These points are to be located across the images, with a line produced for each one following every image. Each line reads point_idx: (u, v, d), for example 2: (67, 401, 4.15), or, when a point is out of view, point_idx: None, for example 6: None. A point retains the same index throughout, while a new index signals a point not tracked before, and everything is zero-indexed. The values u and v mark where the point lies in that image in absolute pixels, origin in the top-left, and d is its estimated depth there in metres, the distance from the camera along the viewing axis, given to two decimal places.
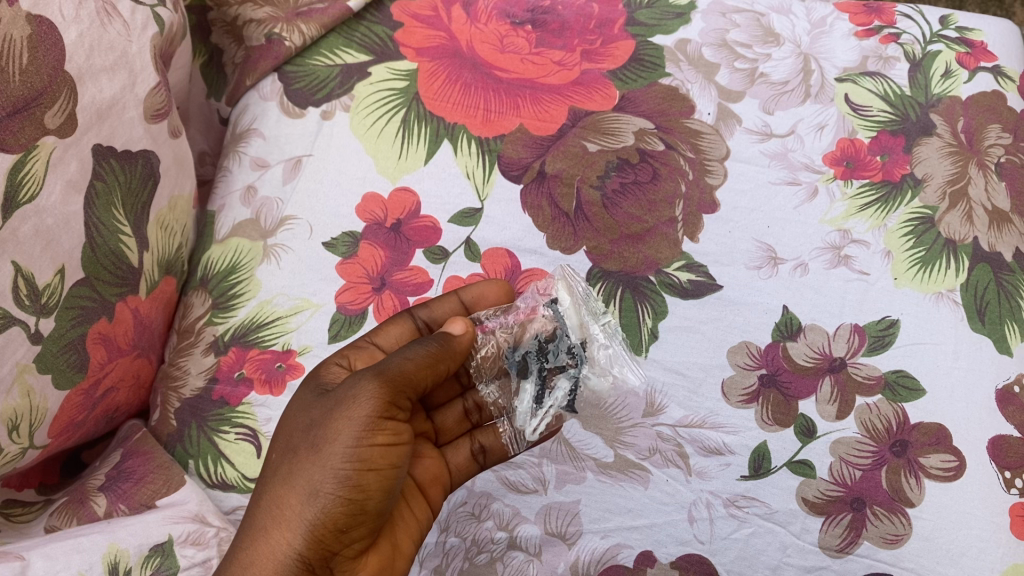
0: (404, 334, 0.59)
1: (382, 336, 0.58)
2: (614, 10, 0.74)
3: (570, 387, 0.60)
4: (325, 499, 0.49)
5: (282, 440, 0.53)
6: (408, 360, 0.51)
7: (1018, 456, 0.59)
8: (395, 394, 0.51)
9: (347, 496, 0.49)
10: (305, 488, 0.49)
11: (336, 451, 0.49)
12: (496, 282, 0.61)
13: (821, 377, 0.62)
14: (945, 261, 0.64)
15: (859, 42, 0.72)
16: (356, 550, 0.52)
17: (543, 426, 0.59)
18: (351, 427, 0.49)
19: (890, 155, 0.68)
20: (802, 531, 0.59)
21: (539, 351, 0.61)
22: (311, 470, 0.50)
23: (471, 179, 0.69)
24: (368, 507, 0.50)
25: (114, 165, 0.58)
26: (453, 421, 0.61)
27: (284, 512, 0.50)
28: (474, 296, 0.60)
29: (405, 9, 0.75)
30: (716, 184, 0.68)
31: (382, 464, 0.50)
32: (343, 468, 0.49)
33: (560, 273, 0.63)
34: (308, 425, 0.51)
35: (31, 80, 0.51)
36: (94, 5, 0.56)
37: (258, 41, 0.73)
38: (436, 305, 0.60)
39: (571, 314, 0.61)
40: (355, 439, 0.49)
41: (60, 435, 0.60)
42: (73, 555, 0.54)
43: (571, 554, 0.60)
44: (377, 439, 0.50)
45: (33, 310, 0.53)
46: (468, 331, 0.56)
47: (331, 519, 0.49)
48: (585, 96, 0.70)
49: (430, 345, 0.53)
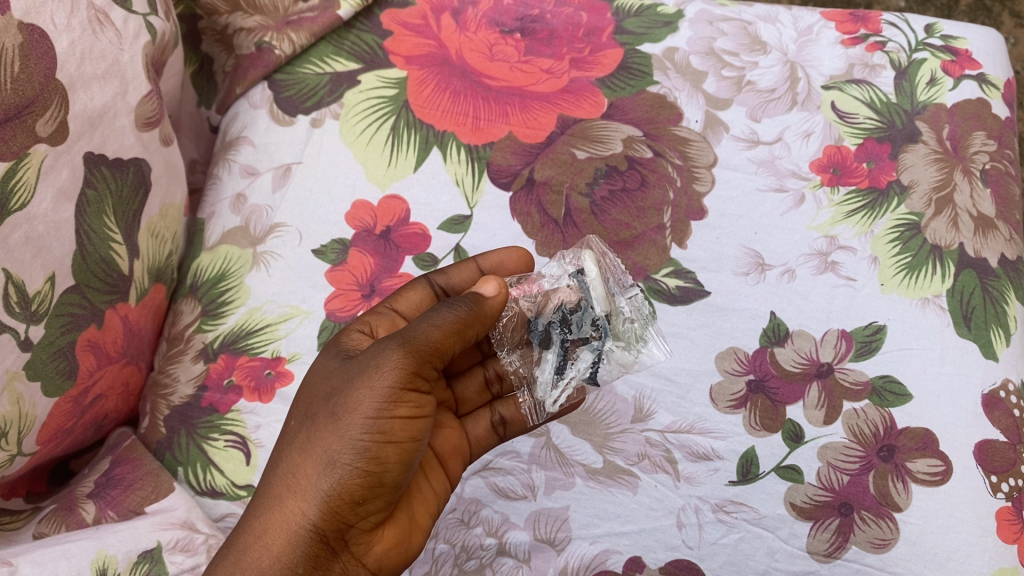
0: (424, 300, 0.58)
1: (403, 304, 0.58)
2: (602, 18, 0.75)
3: (593, 359, 0.60)
4: (342, 470, 0.48)
5: (302, 407, 0.52)
6: (434, 328, 0.50)
7: (1004, 460, 0.59)
8: (419, 364, 0.50)
9: (365, 468, 0.48)
10: (322, 458, 0.49)
11: (356, 421, 0.49)
12: (518, 250, 0.61)
13: (808, 382, 0.62)
14: (930, 268, 0.64)
15: (845, 51, 0.73)
16: (371, 522, 0.51)
17: (565, 398, 0.60)
18: (373, 397, 0.49)
19: (877, 162, 0.68)
20: (790, 536, 0.59)
21: (562, 322, 0.61)
22: (330, 439, 0.49)
23: (460, 186, 0.69)
24: (385, 480, 0.49)
25: (104, 173, 0.58)
26: (474, 391, 0.62)
27: (300, 481, 0.49)
28: (493, 265, 0.60)
29: (395, 18, 0.76)
30: (704, 191, 0.68)
31: (401, 436, 0.49)
32: (362, 439, 0.48)
33: (589, 244, 0.63)
34: (329, 393, 0.51)
35: (22, 88, 0.51)
36: (87, 12, 0.56)
37: (247, 49, 0.73)
38: (454, 271, 0.59)
39: (597, 286, 0.60)
40: (376, 409, 0.48)
41: (49, 441, 0.59)
42: (60, 561, 0.54)
43: (560, 560, 0.60)
44: (398, 411, 0.49)
45: (23, 317, 0.53)
46: (501, 292, 0.54)
47: (347, 491, 0.48)
48: (574, 103, 0.71)
49: (459, 311, 0.51)
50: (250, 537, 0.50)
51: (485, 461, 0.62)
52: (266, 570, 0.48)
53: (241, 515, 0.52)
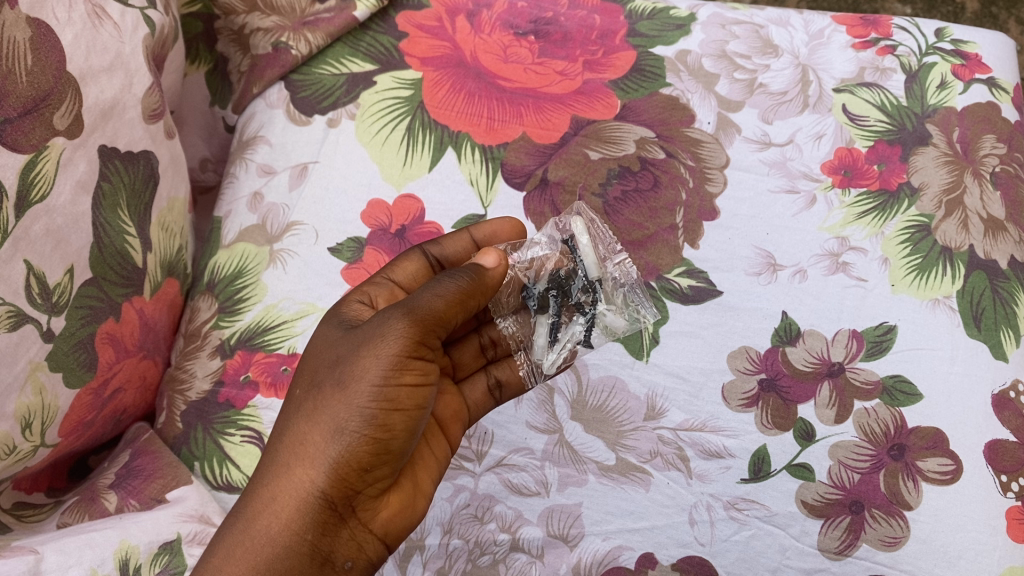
0: (419, 272, 0.59)
1: (400, 274, 0.58)
2: (615, 21, 0.76)
3: (587, 324, 0.62)
4: (349, 437, 0.49)
5: (306, 378, 0.52)
6: (437, 298, 0.51)
7: (1014, 460, 0.60)
8: (424, 333, 0.50)
9: (372, 435, 0.49)
10: (329, 425, 0.49)
11: (362, 390, 0.49)
12: (510, 221, 0.62)
13: (819, 382, 0.63)
14: (940, 269, 0.65)
15: (856, 54, 0.74)
16: (378, 489, 0.51)
17: (561, 360, 0.62)
18: (379, 366, 0.49)
19: (887, 164, 0.69)
20: (801, 533, 0.59)
21: (558, 288, 0.63)
22: (336, 408, 0.49)
23: (475, 186, 0.70)
24: (392, 447, 0.50)
25: (118, 166, 0.59)
26: (470, 357, 0.61)
27: (308, 449, 0.49)
28: (487, 235, 0.61)
29: (410, 20, 0.77)
30: (716, 192, 0.69)
31: (408, 404, 0.50)
32: (368, 406, 0.49)
33: (579, 210, 0.65)
34: (334, 362, 0.51)
35: (38, 81, 0.52)
36: (84, 6, 0.57)
37: (264, 49, 0.74)
38: (448, 242, 0.60)
39: (590, 253, 0.63)
40: (381, 377, 0.49)
41: (70, 434, 0.60)
42: (86, 550, 0.54)
43: (573, 556, 0.61)
44: (404, 378, 0.50)
45: (46, 308, 0.54)
46: (500, 263, 0.56)
47: (355, 458, 0.49)
48: (587, 105, 0.72)
49: (461, 281, 0.52)
50: (258, 504, 0.50)
51: (499, 457, 0.62)
52: (276, 538, 0.49)
53: (247, 486, 0.52)
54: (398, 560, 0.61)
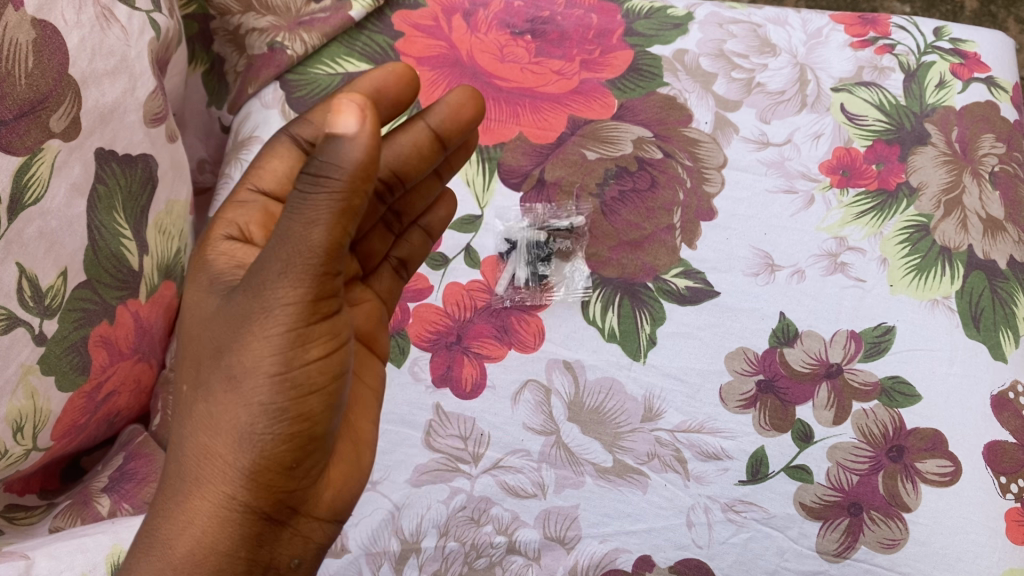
0: (295, 166, 0.52)
1: (268, 182, 0.51)
2: (612, 20, 0.76)
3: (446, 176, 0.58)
4: (263, 441, 0.42)
5: (189, 372, 0.46)
6: (309, 225, 0.38)
7: (1013, 461, 0.59)
8: (320, 292, 0.40)
9: (288, 431, 0.43)
10: (233, 431, 0.43)
11: (258, 381, 0.42)
12: (398, 66, 0.50)
13: (817, 383, 0.62)
14: (939, 269, 0.65)
15: (854, 53, 0.74)
16: (316, 474, 0.46)
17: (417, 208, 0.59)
18: (270, 351, 0.41)
19: (886, 164, 0.68)
20: (799, 535, 0.59)
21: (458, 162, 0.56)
22: (236, 409, 0.43)
23: (471, 186, 0.69)
24: (317, 433, 0.44)
25: (115, 169, 0.58)
26: (377, 241, 0.56)
27: (216, 461, 0.43)
28: (393, 97, 0.50)
29: (406, 19, 0.76)
30: (713, 192, 0.68)
31: (321, 381, 0.42)
32: (274, 399, 0.42)
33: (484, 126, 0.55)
34: (216, 351, 0.43)
35: (37, 83, 0.52)
36: (93, 10, 0.57)
37: (260, 49, 0.74)
38: (319, 119, 0.52)
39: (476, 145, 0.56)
40: (279, 363, 0.41)
41: (64, 437, 0.60)
42: (77, 554, 0.54)
43: (570, 558, 0.60)
44: (311, 353, 0.42)
45: (37, 311, 0.54)
46: (366, 123, 0.38)
47: (273, 459, 0.43)
48: (584, 105, 0.71)
49: (330, 188, 0.38)
50: (161, 520, 0.44)
51: (495, 459, 0.62)
52: (200, 562, 0.43)
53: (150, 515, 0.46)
54: (394, 564, 0.61)
